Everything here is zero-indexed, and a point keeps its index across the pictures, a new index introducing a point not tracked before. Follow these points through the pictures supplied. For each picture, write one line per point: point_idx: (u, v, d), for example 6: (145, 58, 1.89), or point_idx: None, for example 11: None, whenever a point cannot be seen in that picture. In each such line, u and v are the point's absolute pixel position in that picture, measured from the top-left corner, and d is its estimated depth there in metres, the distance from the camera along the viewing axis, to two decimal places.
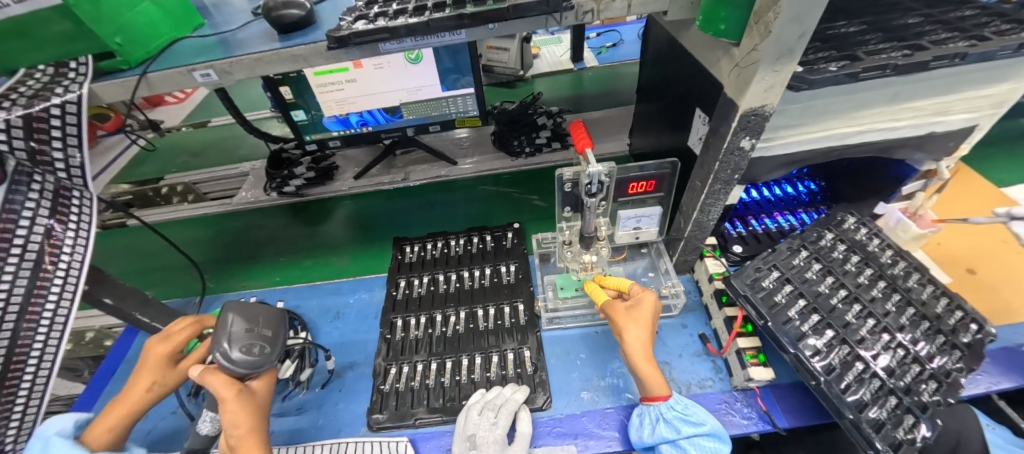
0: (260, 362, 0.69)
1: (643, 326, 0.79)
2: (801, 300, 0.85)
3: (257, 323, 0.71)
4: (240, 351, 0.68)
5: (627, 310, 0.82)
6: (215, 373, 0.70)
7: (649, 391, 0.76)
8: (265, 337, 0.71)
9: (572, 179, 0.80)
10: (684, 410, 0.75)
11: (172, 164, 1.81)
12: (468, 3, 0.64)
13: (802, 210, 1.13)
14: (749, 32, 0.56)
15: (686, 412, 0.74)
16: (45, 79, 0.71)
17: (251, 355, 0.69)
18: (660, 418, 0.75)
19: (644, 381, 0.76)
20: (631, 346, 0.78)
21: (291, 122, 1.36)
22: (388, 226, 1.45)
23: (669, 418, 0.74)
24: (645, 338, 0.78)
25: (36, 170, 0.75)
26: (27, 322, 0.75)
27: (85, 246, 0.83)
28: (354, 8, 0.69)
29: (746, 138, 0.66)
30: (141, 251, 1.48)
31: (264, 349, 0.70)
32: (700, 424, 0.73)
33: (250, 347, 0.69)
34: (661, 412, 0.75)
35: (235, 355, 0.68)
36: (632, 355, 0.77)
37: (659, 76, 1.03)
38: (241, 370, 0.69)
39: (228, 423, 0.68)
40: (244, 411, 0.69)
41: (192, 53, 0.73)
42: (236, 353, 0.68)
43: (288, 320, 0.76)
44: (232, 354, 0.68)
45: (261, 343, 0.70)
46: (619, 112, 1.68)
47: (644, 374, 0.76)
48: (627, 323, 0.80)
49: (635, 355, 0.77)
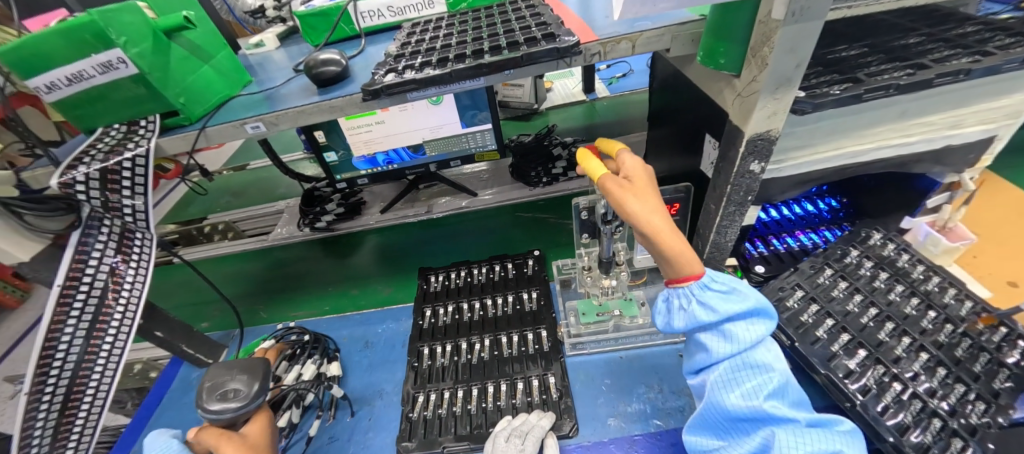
0: (240, 404, 0.75)
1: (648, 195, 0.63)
2: (830, 320, 0.83)
3: (229, 373, 0.80)
4: (217, 401, 0.75)
5: (628, 184, 0.63)
6: (209, 428, 0.73)
7: (678, 270, 0.63)
8: (238, 384, 0.78)
9: (588, 206, 0.84)
10: (723, 287, 0.64)
11: (216, 204, 1.95)
12: (486, 53, 0.71)
13: (824, 228, 1.13)
14: (747, 65, 0.60)
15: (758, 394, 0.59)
16: (120, 136, 0.81)
17: (228, 399, 0.75)
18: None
19: (671, 263, 0.63)
20: (651, 217, 0.61)
21: (324, 163, 1.47)
22: (413, 257, 1.51)
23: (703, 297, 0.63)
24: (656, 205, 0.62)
25: (106, 216, 0.83)
26: (88, 355, 0.84)
27: (143, 281, 0.91)
28: (384, 61, 0.77)
29: (755, 162, 0.69)
30: (185, 289, 1.58)
31: (240, 391, 0.77)
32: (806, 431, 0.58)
33: (226, 393, 0.76)
34: (694, 292, 0.64)
35: (214, 405, 0.75)
36: (651, 230, 0.61)
37: (667, 104, 1.07)
38: (224, 416, 0.74)
39: None
40: (238, 447, 0.70)
41: (243, 108, 0.82)
42: (213, 403, 0.75)
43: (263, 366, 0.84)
44: (212, 404, 0.75)
45: (236, 388, 0.77)
46: (633, 138, 1.72)
47: (673, 252, 0.62)
48: (636, 197, 0.62)
49: (657, 228, 0.61)
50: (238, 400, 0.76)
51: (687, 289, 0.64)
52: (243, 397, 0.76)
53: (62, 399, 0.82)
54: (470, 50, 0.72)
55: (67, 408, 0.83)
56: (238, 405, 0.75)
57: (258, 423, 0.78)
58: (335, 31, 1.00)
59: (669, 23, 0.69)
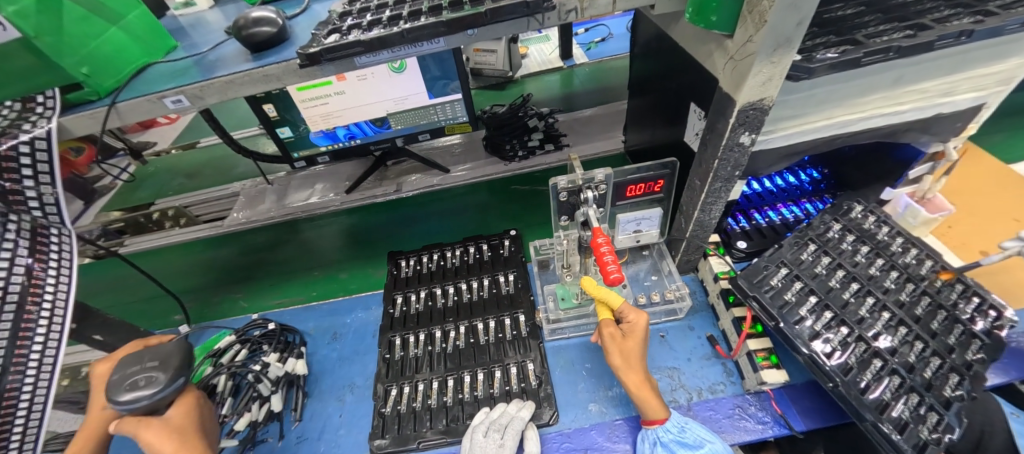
0: (155, 391, 0.64)
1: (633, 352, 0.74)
2: (812, 297, 0.81)
3: (139, 360, 0.67)
4: (125, 391, 0.64)
5: (622, 334, 0.76)
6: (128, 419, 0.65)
7: (648, 414, 0.73)
8: (152, 368, 0.66)
9: (568, 187, 0.76)
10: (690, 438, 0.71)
11: (168, 187, 1.79)
12: (445, 9, 0.61)
13: (805, 200, 1.10)
14: (742, 23, 0.53)
15: (683, 436, 0.71)
16: (13, 114, 0.68)
17: (139, 389, 0.64)
18: (658, 441, 0.73)
19: (642, 406, 0.73)
20: (626, 374, 0.73)
21: (278, 140, 1.34)
22: (382, 240, 1.42)
23: (666, 442, 0.72)
24: (638, 363, 0.74)
25: (10, 211, 0.71)
26: (12, 378, 0.69)
27: (69, 281, 0.78)
28: (327, 21, 0.66)
29: (745, 133, 0.62)
30: (131, 280, 1.45)
31: (153, 378, 0.65)
32: (697, 447, 0.70)
33: (136, 382, 0.64)
34: (659, 436, 0.72)
35: (123, 396, 0.63)
36: (630, 386, 0.73)
37: (650, 69, 1.00)
38: (139, 405, 0.64)
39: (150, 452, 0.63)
40: (164, 434, 0.64)
41: (162, 79, 0.70)
42: (122, 393, 0.64)
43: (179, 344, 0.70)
44: (121, 395, 0.63)
45: (148, 374, 0.65)
46: (612, 107, 1.65)
47: (642, 401, 0.72)
48: (622, 354, 0.75)
49: (633, 385, 0.73)
50: (152, 387, 0.65)
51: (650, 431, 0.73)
52: (158, 383, 0.65)
53: None
54: (426, 7, 0.62)
55: None
56: (154, 392, 0.64)
57: (183, 405, 0.69)
58: None
59: None
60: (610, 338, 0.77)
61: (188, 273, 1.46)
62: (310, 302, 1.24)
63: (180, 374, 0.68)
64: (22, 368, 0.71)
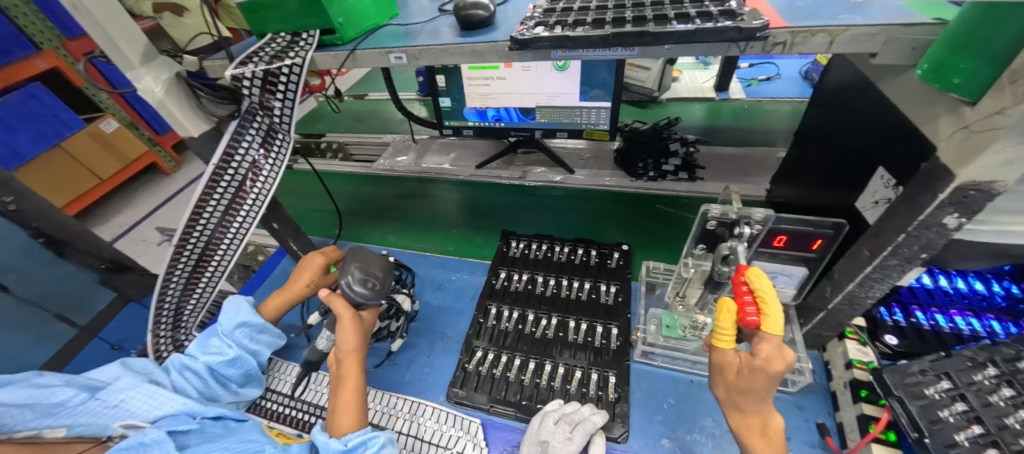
0: (371, 296, 0.79)
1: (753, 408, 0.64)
2: (979, 427, 0.67)
3: (371, 265, 0.81)
4: (356, 284, 0.79)
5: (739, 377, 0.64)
6: (340, 297, 0.82)
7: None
8: (376, 277, 0.81)
9: (719, 217, 0.73)
10: None
11: (340, 125, 2.10)
12: (650, 20, 0.63)
13: (992, 315, 0.89)
14: (992, 93, 0.46)
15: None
16: (282, 44, 0.84)
17: (365, 288, 0.79)
18: None
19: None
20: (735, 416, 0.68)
21: (437, 107, 1.50)
22: (496, 217, 1.51)
23: None
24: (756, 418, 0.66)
25: (258, 113, 0.86)
26: (218, 236, 0.91)
27: (274, 179, 0.95)
28: (534, 12, 0.73)
29: (953, 214, 0.54)
30: (296, 191, 1.75)
31: (375, 287, 0.80)
32: None
33: (363, 281, 0.79)
34: None
35: (355, 287, 0.79)
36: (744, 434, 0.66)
37: (831, 120, 0.91)
38: (356, 299, 0.79)
39: (342, 339, 0.80)
40: (356, 330, 0.81)
41: (390, 38, 0.83)
42: (353, 284, 0.79)
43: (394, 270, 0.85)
44: (352, 286, 0.79)
45: (373, 280, 0.80)
46: (761, 151, 1.54)
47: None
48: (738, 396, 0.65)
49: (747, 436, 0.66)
50: (370, 291, 0.79)
51: None
52: (375, 292, 0.80)
53: (192, 267, 0.91)
54: (631, 16, 0.65)
55: (194, 272, 0.93)
56: (369, 297, 0.79)
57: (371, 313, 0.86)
58: None
59: (892, 22, 0.55)
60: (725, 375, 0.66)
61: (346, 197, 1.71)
62: (449, 256, 1.34)
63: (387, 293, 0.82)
64: (225, 233, 0.92)
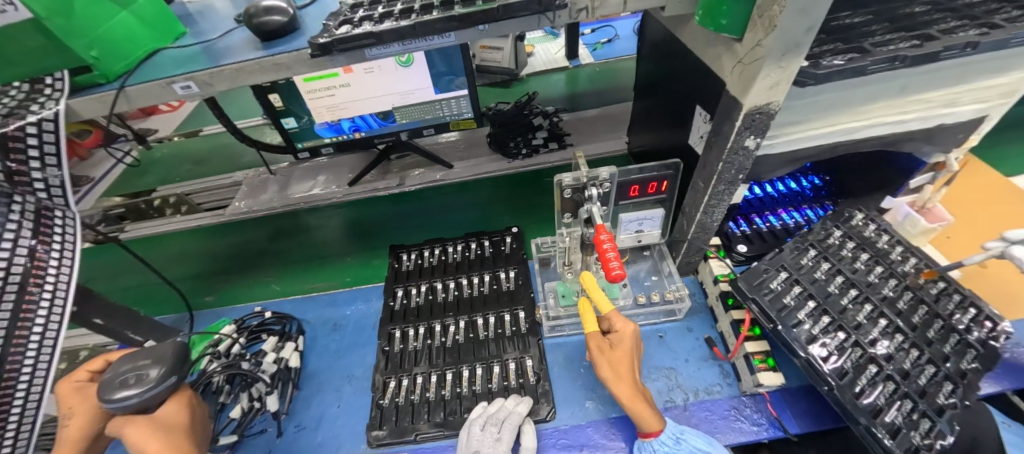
0: (146, 392, 0.62)
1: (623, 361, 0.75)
2: (811, 302, 0.81)
3: (135, 355, 0.65)
4: (118, 390, 0.62)
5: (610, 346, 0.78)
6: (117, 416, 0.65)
7: (644, 427, 0.72)
8: (145, 366, 0.64)
9: (572, 184, 0.77)
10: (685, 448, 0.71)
11: (175, 173, 1.79)
12: (457, 3, 0.61)
13: (807, 207, 1.11)
14: (751, 28, 0.53)
15: (677, 448, 0.71)
16: (21, 95, 0.68)
17: (130, 387, 0.62)
18: None
19: (639, 419, 0.72)
20: (620, 387, 0.74)
21: (283, 131, 1.35)
22: (384, 233, 1.42)
23: None
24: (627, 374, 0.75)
25: (15, 192, 0.70)
26: (12, 356, 0.70)
27: (72, 264, 0.78)
28: (339, 11, 0.67)
29: (750, 137, 0.63)
30: (130, 268, 1.45)
31: (145, 377, 0.63)
32: None
33: (126, 380, 0.63)
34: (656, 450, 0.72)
35: (116, 394, 0.62)
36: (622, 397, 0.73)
37: (657, 71, 1.01)
38: (130, 403, 0.62)
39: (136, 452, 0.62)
40: (146, 434, 0.63)
41: (172, 64, 0.70)
42: (114, 391, 0.62)
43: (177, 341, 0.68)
44: (113, 394, 0.62)
45: (139, 372, 0.64)
46: (615, 108, 1.66)
47: (639, 414, 0.72)
48: (612, 366, 0.76)
49: (624, 396, 0.73)
50: (141, 385, 0.63)
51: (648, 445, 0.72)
52: (147, 382, 0.63)
53: None
54: (438, 2, 0.62)
55: None
56: (142, 391, 0.62)
57: (176, 402, 0.68)
58: None
59: None
60: (598, 350, 0.78)
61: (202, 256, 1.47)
62: (346, 288, 1.23)
63: (170, 375, 0.65)
64: (21, 351, 0.70)
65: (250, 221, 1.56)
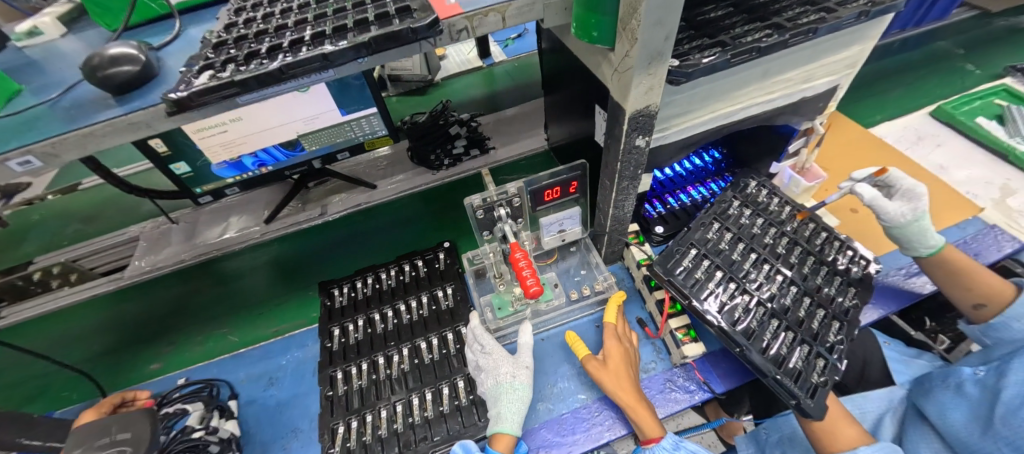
0: None
1: (617, 371, 0.81)
2: (718, 272, 0.88)
3: (109, 432, 0.73)
4: None
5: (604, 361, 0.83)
6: None
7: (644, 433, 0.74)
8: (125, 439, 0.73)
9: (482, 205, 0.82)
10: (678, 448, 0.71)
11: (61, 235, 1.57)
12: (330, 39, 0.59)
13: (710, 180, 1.20)
14: (619, 39, 0.56)
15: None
16: None
17: None
18: None
19: (639, 426, 0.75)
20: (619, 395, 0.78)
21: (174, 177, 1.23)
22: (312, 269, 1.35)
23: None
24: (626, 383, 0.79)
25: None
26: None
27: None
28: (202, 58, 0.62)
29: (639, 137, 0.67)
30: (12, 361, 1.25)
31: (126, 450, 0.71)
32: None
33: None
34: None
35: None
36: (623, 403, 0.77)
37: (558, 70, 1.03)
38: None
39: None
40: None
41: (4, 137, 0.61)
42: None
43: (153, 418, 0.77)
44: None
45: (121, 447, 0.72)
46: (532, 104, 1.68)
47: (636, 417, 0.75)
48: (611, 377, 0.80)
49: (625, 401, 0.77)
50: None
51: None
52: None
53: None
54: (310, 37, 0.60)
55: None
56: None
57: None
58: (137, 10, 0.85)
59: None
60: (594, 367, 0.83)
61: (103, 330, 1.31)
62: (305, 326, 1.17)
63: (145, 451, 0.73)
64: None
65: (154, 280, 1.40)
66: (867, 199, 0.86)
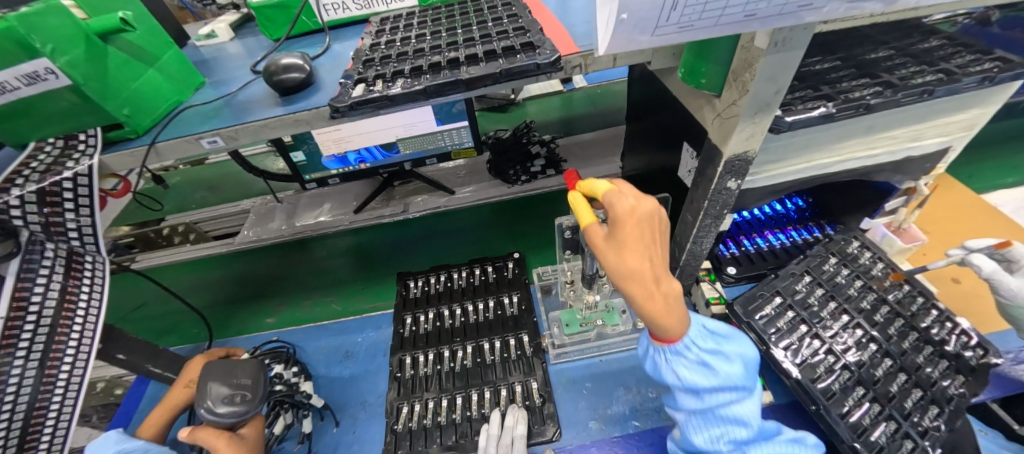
0: (244, 409, 0.77)
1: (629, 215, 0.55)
2: (803, 326, 0.87)
3: (236, 376, 0.81)
4: (224, 404, 0.77)
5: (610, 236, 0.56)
6: (203, 427, 0.77)
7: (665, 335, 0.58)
8: (246, 386, 0.80)
9: (573, 226, 0.84)
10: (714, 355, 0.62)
11: (190, 200, 1.84)
12: (464, 65, 0.69)
13: (792, 228, 1.17)
14: (727, 87, 0.60)
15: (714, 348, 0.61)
16: (56, 153, 0.75)
17: (234, 404, 0.77)
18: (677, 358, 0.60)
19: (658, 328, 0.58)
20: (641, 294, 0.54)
21: (291, 164, 1.42)
22: (389, 261, 1.47)
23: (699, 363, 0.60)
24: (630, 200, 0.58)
25: (49, 239, 0.78)
26: (44, 385, 0.78)
27: (101, 295, 0.87)
28: (354, 72, 0.74)
29: (732, 179, 0.69)
30: (142, 301, 1.49)
31: (246, 397, 0.78)
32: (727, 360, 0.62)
33: (233, 398, 0.78)
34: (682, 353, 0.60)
35: (221, 408, 0.77)
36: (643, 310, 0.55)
37: (647, 105, 1.07)
38: (228, 419, 0.76)
39: None
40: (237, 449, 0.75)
41: (197, 120, 0.77)
42: (219, 406, 0.77)
43: (266, 372, 0.84)
44: (217, 409, 0.76)
45: (244, 392, 0.79)
46: (609, 132, 1.73)
47: (661, 324, 0.56)
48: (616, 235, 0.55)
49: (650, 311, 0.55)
50: (243, 404, 0.78)
51: (661, 349, 0.61)
52: (248, 402, 0.78)
53: (18, 435, 0.77)
54: (445, 61, 0.70)
55: (23, 443, 0.78)
56: (241, 410, 0.77)
57: (254, 425, 0.82)
58: (296, 25, 1.02)
59: None
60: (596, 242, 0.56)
61: (212, 285, 1.51)
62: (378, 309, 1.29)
63: (262, 398, 0.81)
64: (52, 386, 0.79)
65: (256, 249, 1.60)
66: (982, 273, 0.81)
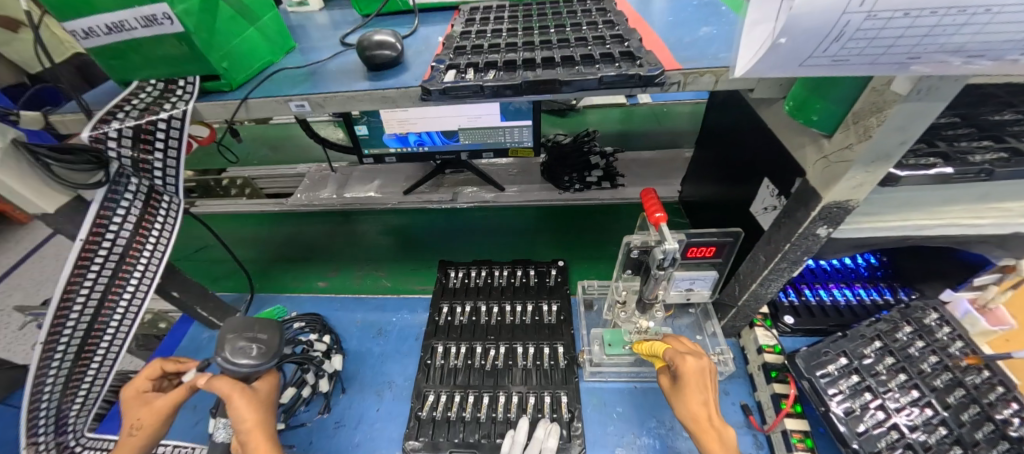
0: (260, 361, 0.74)
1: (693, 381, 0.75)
2: (866, 394, 0.81)
3: (251, 328, 0.76)
4: (238, 357, 0.73)
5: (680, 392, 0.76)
6: (219, 377, 0.74)
7: None
8: (262, 339, 0.76)
9: (641, 246, 0.82)
10: None
11: (252, 155, 1.92)
12: (558, 65, 0.68)
13: (860, 285, 1.09)
14: (842, 129, 0.56)
15: None
16: (156, 93, 0.77)
17: (251, 356, 0.73)
18: None
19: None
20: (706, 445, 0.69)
21: (354, 136, 1.44)
22: (431, 247, 1.47)
23: None
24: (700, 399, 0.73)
25: (136, 175, 0.79)
26: (106, 308, 0.82)
27: (170, 233, 0.90)
28: (445, 58, 0.74)
29: (823, 226, 0.65)
30: (198, 244, 1.56)
31: (262, 349, 0.74)
32: None
33: (248, 348, 0.74)
34: None
35: (239, 360, 0.73)
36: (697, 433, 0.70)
37: (725, 133, 1.03)
38: (244, 370, 0.73)
39: (236, 419, 0.71)
40: (250, 403, 0.73)
41: (288, 83, 0.79)
42: (236, 359, 0.73)
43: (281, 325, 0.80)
44: (234, 357, 0.73)
45: (259, 344, 0.75)
46: (670, 153, 1.67)
47: None
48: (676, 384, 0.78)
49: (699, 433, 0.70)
50: (259, 356, 0.74)
51: None
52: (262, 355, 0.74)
53: (75, 350, 0.82)
54: (540, 60, 0.69)
55: (80, 356, 0.83)
56: (257, 362, 0.74)
57: (268, 379, 0.79)
58: (388, 4, 1.04)
59: None
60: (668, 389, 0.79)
61: (261, 240, 1.56)
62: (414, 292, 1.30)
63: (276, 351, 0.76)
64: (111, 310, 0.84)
65: (307, 213, 1.65)
66: None
